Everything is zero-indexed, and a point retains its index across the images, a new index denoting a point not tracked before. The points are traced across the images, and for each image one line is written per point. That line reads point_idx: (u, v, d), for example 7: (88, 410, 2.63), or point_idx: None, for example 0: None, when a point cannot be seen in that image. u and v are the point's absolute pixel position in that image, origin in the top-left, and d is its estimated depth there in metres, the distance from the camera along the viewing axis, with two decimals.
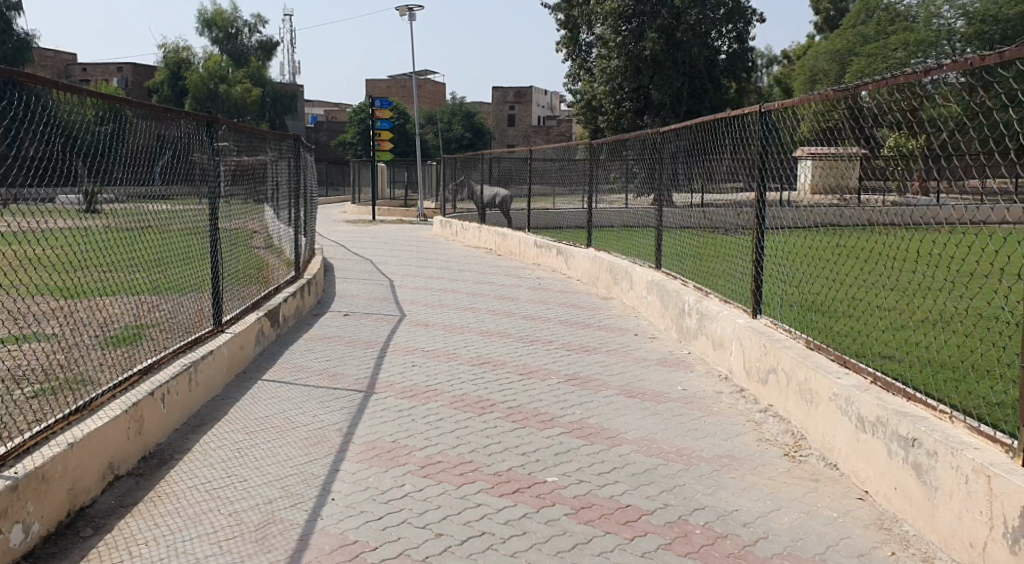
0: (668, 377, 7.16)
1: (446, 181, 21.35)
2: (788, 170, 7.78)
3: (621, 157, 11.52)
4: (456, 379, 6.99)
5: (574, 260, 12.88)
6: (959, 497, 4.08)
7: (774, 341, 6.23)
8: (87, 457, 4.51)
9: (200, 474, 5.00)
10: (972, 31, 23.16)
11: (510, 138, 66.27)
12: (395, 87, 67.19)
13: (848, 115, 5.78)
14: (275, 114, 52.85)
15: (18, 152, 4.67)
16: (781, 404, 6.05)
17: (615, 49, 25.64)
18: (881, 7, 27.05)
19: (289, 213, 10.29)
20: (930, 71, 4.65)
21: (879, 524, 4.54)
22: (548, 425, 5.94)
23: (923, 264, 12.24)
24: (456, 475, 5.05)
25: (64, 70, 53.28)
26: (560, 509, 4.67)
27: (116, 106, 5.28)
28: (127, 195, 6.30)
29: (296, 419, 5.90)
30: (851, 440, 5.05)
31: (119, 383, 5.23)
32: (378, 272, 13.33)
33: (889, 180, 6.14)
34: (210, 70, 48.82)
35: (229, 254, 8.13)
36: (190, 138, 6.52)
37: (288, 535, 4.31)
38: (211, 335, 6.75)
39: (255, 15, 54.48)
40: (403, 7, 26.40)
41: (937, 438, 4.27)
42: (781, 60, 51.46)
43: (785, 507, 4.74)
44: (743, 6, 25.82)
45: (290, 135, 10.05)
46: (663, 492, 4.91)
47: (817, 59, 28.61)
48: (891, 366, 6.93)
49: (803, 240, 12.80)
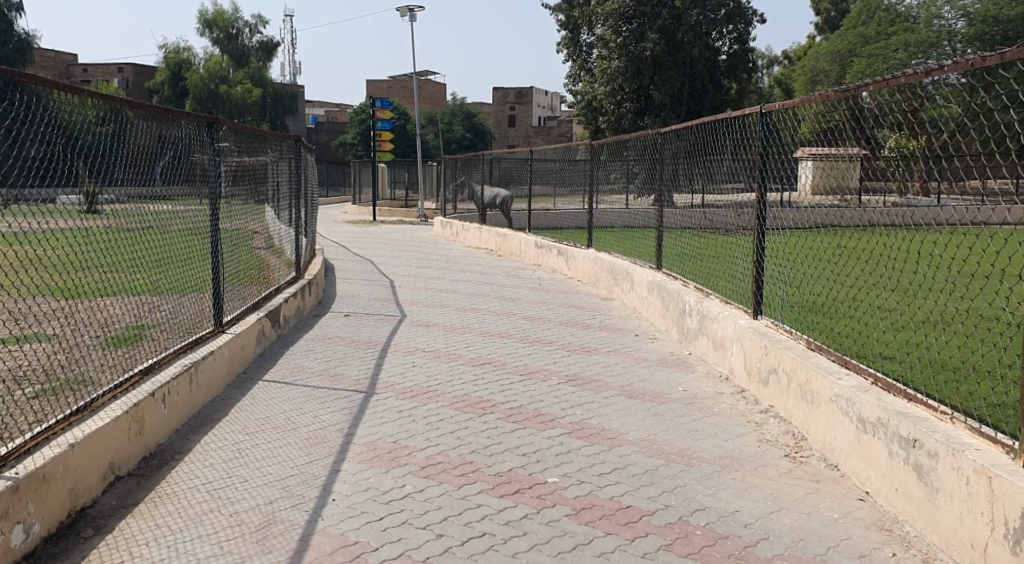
0: (668, 378, 7.16)
1: (446, 181, 21.35)
2: (789, 170, 7.78)
3: (621, 157, 11.52)
4: (456, 379, 7.00)
5: (574, 261, 12.90)
6: (960, 498, 4.08)
7: (774, 342, 6.24)
8: (88, 458, 4.50)
9: (201, 474, 5.00)
10: (973, 32, 23.15)
11: (511, 138, 66.28)
12: (395, 87, 67.21)
13: (849, 116, 5.78)
14: (275, 115, 52.86)
15: (18, 152, 4.68)
16: (782, 405, 6.06)
17: (615, 51, 25.81)
18: (882, 8, 27.02)
19: (290, 213, 10.29)
20: (930, 72, 4.65)
21: (880, 524, 4.54)
22: (548, 425, 5.95)
23: (924, 265, 12.24)
24: (456, 476, 5.05)
25: (65, 70, 53.34)
26: (560, 509, 4.67)
27: (117, 106, 5.28)
28: (127, 196, 6.30)
29: (297, 420, 5.91)
30: (851, 441, 5.06)
31: (120, 384, 5.22)
32: (379, 273, 13.38)
33: (890, 180, 6.13)
34: (210, 70, 48.85)
35: (230, 255, 8.14)
36: (191, 139, 6.52)
37: (289, 536, 4.32)
38: (211, 335, 6.75)
39: (255, 16, 54.49)
40: (403, 7, 26.42)
41: (937, 439, 4.28)
42: (782, 60, 51.46)
43: (785, 508, 4.74)
44: (743, 7, 25.81)
45: (291, 135, 10.04)
46: (664, 493, 4.91)
47: (818, 60, 28.59)
48: (891, 366, 6.94)
49: (803, 241, 12.81)
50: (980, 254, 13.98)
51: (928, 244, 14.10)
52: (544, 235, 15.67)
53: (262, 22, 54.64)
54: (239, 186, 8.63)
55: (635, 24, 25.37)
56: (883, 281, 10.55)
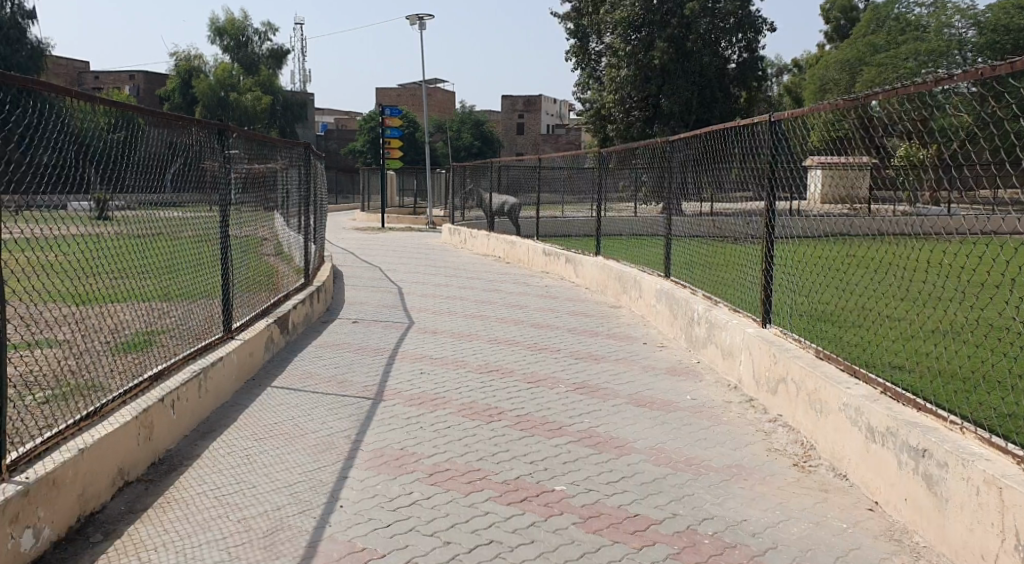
0: (676, 386, 7.15)
1: (453, 189, 21.33)
2: (800, 179, 7.65)
3: (631, 165, 11.59)
4: (464, 387, 7.00)
5: (578, 266, 13.14)
6: (970, 509, 4.07)
7: (784, 351, 6.22)
8: (96, 463, 4.51)
9: (209, 480, 5.02)
10: (984, 41, 23.46)
11: (519, 146, 66.41)
12: (405, 96, 67.83)
13: (858, 125, 5.76)
14: (284, 122, 53.08)
15: (30, 157, 4.70)
16: (791, 414, 6.03)
17: (625, 59, 25.74)
18: (892, 16, 27.05)
19: (301, 220, 10.36)
20: (940, 81, 4.60)
21: (889, 535, 4.51)
22: (556, 434, 5.94)
23: (933, 274, 12.26)
24: (464, 483, 5.05)
25: (76, 78, 53.73)
26: (568, 517, 4.66)
27: (129, 113, 5.29)
28: (138, 203, 6.33)
29: (305, 426, 5.92)
30: (861, 450, 5.03)
31: (130, 389, 5.24)
32: (388, 279, 13.48)
33: (901, 190, 6.10)
34: (221, 79, 49.13)
35: (241, 262, 8.17)
36: (201, 145, 6.52)
37: (297, 542, 4.32)
38: (221, 341, 6.75)
39: (266, 23, 54.62)
40: (413, 16, 26.47)
41: (947, 449, 4.26)
42: (791, 69, 51.64)
43: (794, 518, 4.72)
44: (754, 16, 25.84)
45: (301, 143, 10.10)
46: (672, 502, 4.90)
47: (827, 69, 28.57)
48: (900, 375, 6.91)
49: (812, 249, 12.81)
50: (989, 263, 14.01)
51: (935, 252, 14.16)
52: (551, 243, 15.83)
53: (273, 29, 54.75)
54: (250, 193, 8.68)
55: (644, 33, 25.39)
56: (892, 289, 10.57)
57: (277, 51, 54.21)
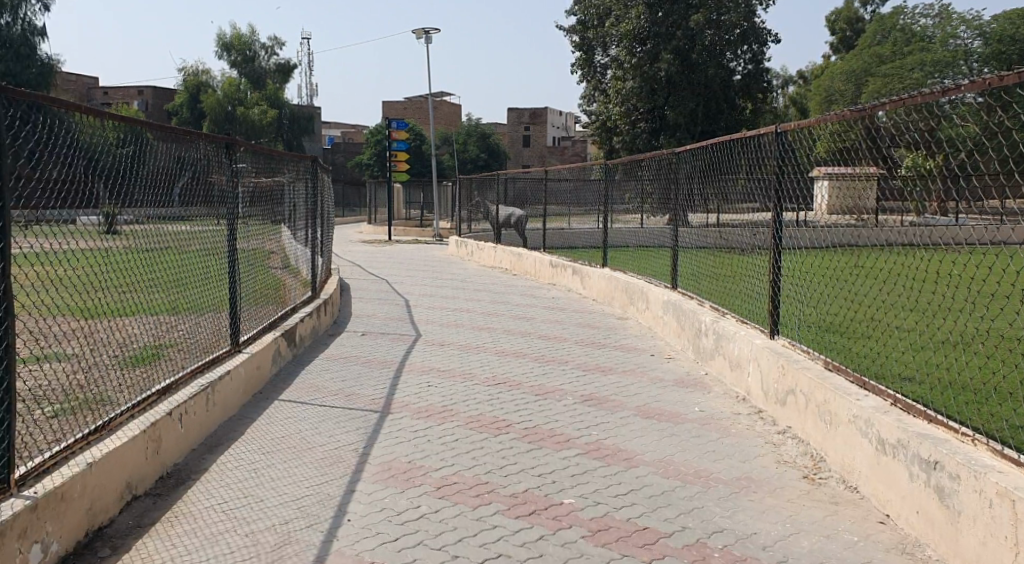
0: (683, 398, 7.13)
1: (460, 202, 21.31)
2: (806, 189, 7.66)
3: (637, 177, 11.74)
4: (471, 399, 6.98)
5: (586, 279, 13.10)
6: (983, 522, 4.03)
7: (792, 362, 6.20)
8: (104, 476, 4.51)
9: (217, 494, 5.01)
10: (989, 52, 23.39)
11: (525, 158, 66.59)
12: (411, 109, 68.51)
13: (866, 135, 5.73)
14: (291, 136, 53.50)
15: (41, 174, 4.68)
16: (799, 426, 6.01)
17: (630, 71, 25.87)
18: (897, 27, 26.94)
19: (307, 233, 10.64)
20: (946, 91, 4.56)
21: (901, 548, 4.48)
22: (565, 445, 5.93)
23: (941, 286, 12.29)
24: (472, 496, 5.04)
25: (87, 94, 54.30)
26: (576, 531, 4.64)
27: (136, 127, 5.35)
28: (144, 217, 6.35)
29: (312, 440, 5.92)
30: (871, 462, 5.01)
31: (137, 404, 5.22)
32: (394, 292, 13.52)
33: (909, 198, 6.08)
34: (227, 92, 49.39)
35: (250, 275, 8.21)
36: (206, 160, 6.60)
37: (304, 556, 4.31)
38: (227, 354, 6.77)
39: (273, 38, 54.92)
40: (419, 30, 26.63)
41: (960, 461, 4.22)
42: (795, 80, 52.09)
43: (804, 530, 4.69)
44: (759, 28, 25.83)
45: (308, 156, 10.42)
46: (680, 515, 4.88)
47: (832, 80, 28.62)
48: (911, 387, 6.88)
49: (820, 263, 12.84)
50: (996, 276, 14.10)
51: (944, 265, 14.17)
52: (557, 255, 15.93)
53: (280, 44, 55.01)
54: (257, 207, 8.72)
55: (650, 45, 25.36)
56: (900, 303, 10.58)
57: (283, 66, 54.43)
